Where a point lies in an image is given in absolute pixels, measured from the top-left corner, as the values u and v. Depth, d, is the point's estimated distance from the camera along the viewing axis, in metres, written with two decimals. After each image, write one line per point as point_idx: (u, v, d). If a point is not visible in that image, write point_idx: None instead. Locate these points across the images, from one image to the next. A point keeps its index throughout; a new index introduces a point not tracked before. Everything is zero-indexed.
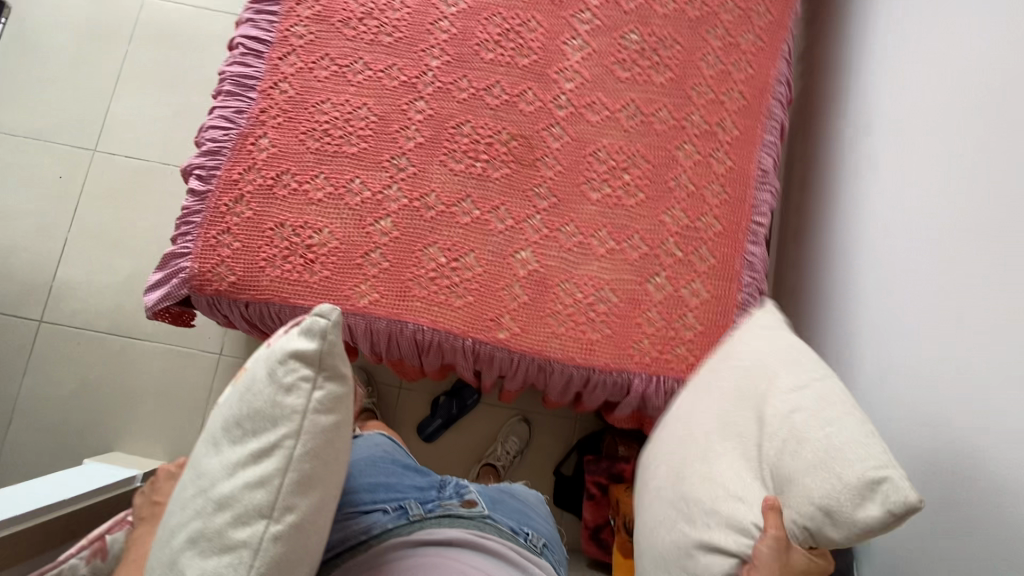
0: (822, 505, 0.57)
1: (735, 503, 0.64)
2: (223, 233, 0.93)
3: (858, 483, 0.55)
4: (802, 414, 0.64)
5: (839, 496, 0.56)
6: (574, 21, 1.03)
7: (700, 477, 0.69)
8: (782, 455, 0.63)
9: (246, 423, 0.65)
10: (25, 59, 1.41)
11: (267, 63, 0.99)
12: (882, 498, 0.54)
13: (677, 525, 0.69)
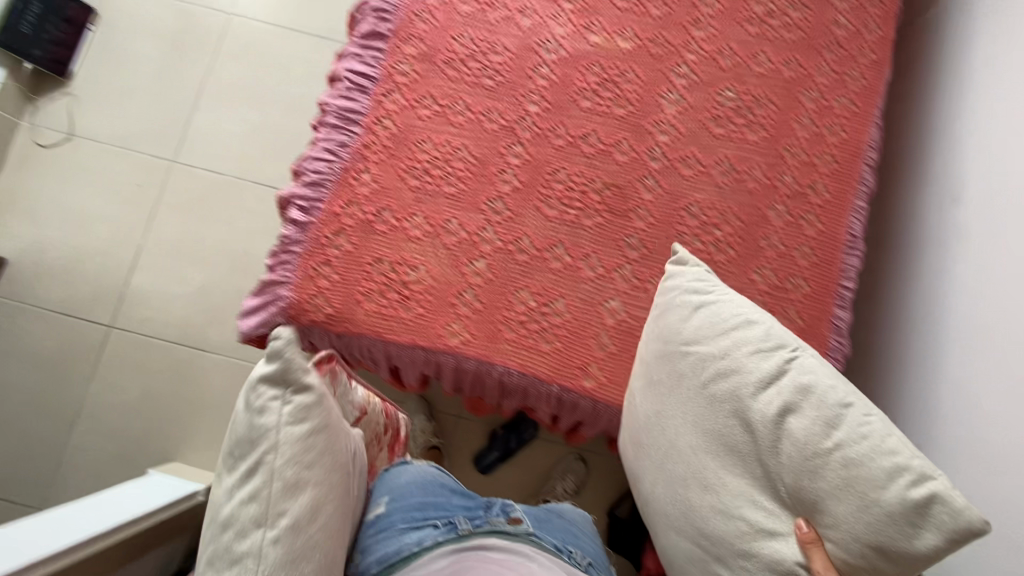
0: (871, 534, 0.67)
1: (773, 540, 0.73)
2: (322, 264, 0.94)
3: (909, 512, 0.65)
4: (803, 428, 0.71)
5: (889, 531, 0.66)
6: (671, 75, 1.05)
7: (717, 510, 0.77)
8: (803, 482, 0.71)
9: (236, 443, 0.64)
10: (110, 66, 1.44)
11: (371, 98, 1.01)
12: (939, 527, 0.64)
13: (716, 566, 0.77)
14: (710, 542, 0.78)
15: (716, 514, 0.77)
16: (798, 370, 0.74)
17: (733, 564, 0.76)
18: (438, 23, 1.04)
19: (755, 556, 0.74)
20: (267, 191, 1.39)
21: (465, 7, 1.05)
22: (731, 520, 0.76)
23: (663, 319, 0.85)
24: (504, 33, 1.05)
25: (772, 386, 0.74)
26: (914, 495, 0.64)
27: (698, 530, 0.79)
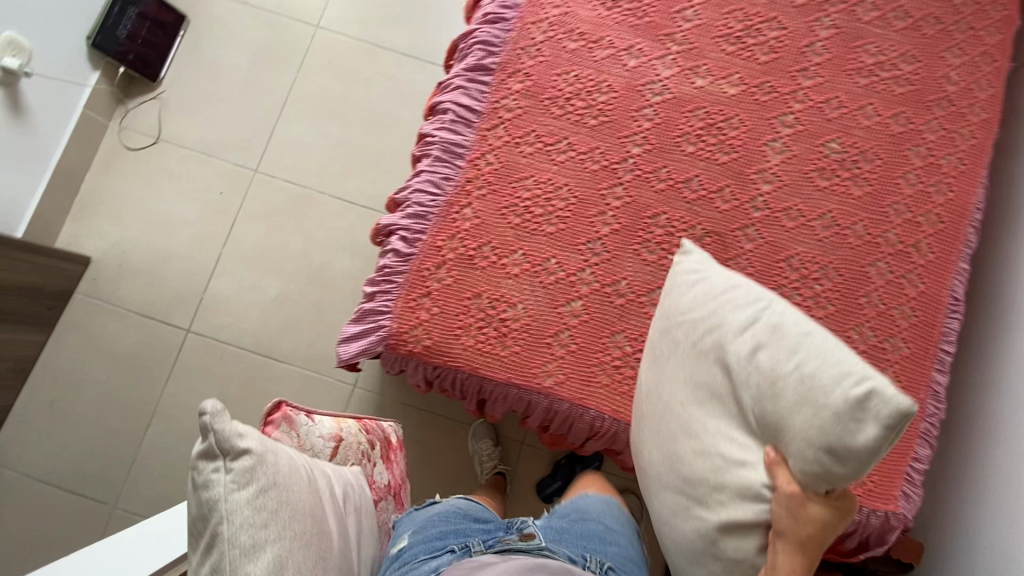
0: (822, 437, 0.69)
1: (744, 473, 0.78)
2: (423, 296, 0.95)
3: (850, 408, 0.67)
4: (767, 360, 0.76)
5: (833, 427, 0.69)
6: (776, 123, 1.04)
7: (694, 450, 0.81)
8: (764, 407, 0.76)
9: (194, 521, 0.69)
10: (197, 71, 1.45)
11: (475, 132, 1.02)
12: (874, 415, 0.66)
13: (696, 511, 0.81)
14: (690, 485, 0.81)
15: (694, 455, 0.81)
16: (770, 315, 0.79)
17: (711, 503, 0.80)
18: (544, 59, 1.04)
19: (727, 487, 0.79)
20: (345, 205, 1.41)
21: (571, 43, 1.05)
22: (709, 460, 0.80)
23: (674, 296, 0.88)
24: (610, 72, 1.04)
25: (749, 329, 0.79)
26: (849, 394, 0.68)
27: (676, 471, 0.83)
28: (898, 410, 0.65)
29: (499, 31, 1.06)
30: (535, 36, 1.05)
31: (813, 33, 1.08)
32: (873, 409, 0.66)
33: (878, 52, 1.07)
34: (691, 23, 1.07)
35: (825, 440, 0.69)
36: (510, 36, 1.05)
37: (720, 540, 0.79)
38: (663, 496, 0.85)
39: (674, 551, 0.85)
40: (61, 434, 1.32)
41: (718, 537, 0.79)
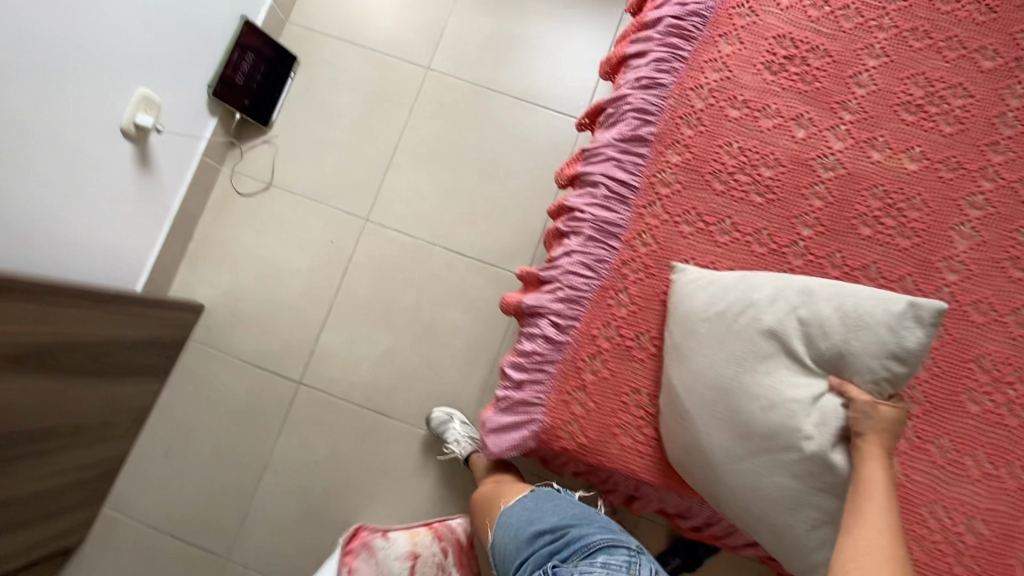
0: (887, 348, 0.73)
1: (817, 407, 0.75)
2: (577, 389, 0.89)
3: (897, 316, 0.73)
4: (810, 306, 0.77)
5: (887, 333, 0.73)
6: (963, 204, 0.94)
7: (762, 407, 0.76)
8: (821, 346, 0.76)
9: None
10: (307, 114, 1.42)
11: (629, 209, 0.95)
12: (916, 309, 0.72)
13: (785, 457, 0.75)
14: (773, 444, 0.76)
15: (765, 412, 0.76)
16: (789, 280, 0.81)
17: (800, 450, 0.74)
18: (705, 128, 0.97)
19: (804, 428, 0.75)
20: (457, 257, 1.37)
21: (734, 111, 0.97)
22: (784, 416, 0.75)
23: (687, 301, 0.85)
24: (777, 144, 0.96)
25: (775, 293, 0.80)
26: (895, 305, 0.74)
27: (748, 436, 0.77)
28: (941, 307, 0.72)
29: (654, 97, 0.99)
30: (695, 103, 0.98)
31: (1005, 100, 0.97)
32: (925, 309, 0.72)
33: None
34: (866, 89, 0.98)
35: (890, 347, 0.73)
36: (667, 104, 0.98)
37: (818, 465, 0.74)
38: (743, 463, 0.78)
39: (769, 517, 0.77)
40: (176, 483, 1.32)
41: (815, 466, 0.74)
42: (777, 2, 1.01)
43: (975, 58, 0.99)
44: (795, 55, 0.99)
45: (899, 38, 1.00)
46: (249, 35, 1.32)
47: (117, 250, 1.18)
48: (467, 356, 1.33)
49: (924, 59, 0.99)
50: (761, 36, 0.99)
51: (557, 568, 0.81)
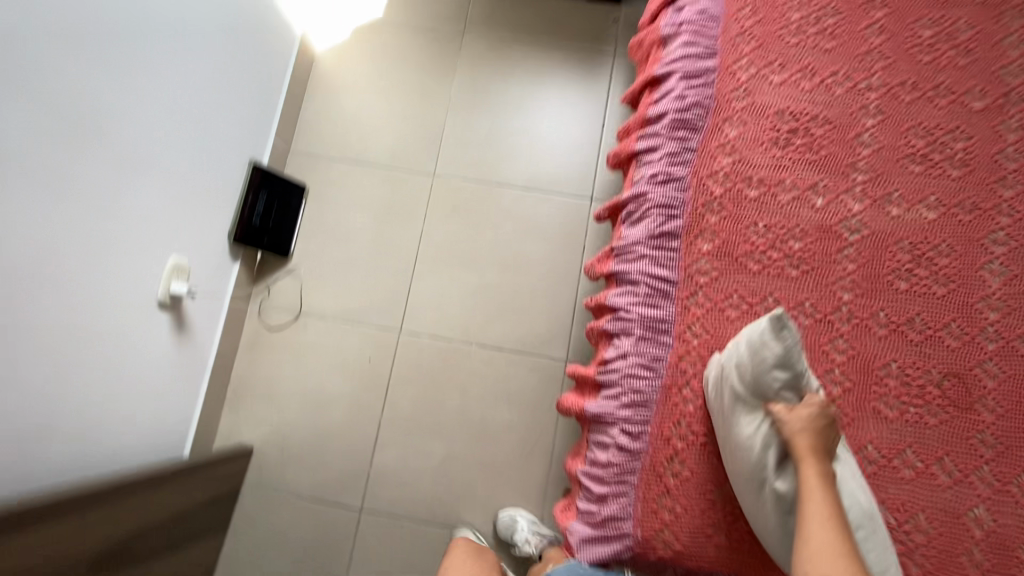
0: (779, 361, 0.81)
1: (757, 437, 0.82)
2: (662, 495, 0.90)
3: (760, 335, 0.82)
4: (726, 355, 0.87)
5: (758, 352, 0.82)
6: (987, 243, 0.98)
7: (727, 456, 0.85)
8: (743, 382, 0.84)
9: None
10: (325, 239, 1.45)
11: (673, 303, 0.98)
12: (767, 325, 0.81)
13: (757, 495, 0.81)
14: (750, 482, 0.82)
15: (731, 462, 0.85)
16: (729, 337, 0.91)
17: (766, 486, 0.80)
18: (728, 212, 1.00)
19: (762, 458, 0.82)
20: (495, 353, 1.38)
21: (752, 191, 1.01)
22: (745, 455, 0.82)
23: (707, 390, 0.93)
24: (800, 215, 1.00)
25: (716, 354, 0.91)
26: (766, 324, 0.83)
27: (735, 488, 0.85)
28: (780, 312, 0.80)
29: (673, 189, 1.03)
30: (714, 190, 1.01)
31: (1001, 136, 1.02)
32: (770, 319, 0.81)
33: None
34: (870, 147, 1.03)
35: (773, 361, 0.81)
36: (688, 195, 1.02)
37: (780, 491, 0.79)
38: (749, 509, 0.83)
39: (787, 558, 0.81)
40: None
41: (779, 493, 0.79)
42: (771, 80, 1.05)
43: (964, 101, 1.04)
44: (797, 127, 1.03)
45: (889, 95, 1.05)
46: (260, 178, 1.35)
47: (163, 417, 1.18)
48: (523, 452, 1.33)
49: (918, 109, 1.04)
50: (761, 115, 1.04)
51: None
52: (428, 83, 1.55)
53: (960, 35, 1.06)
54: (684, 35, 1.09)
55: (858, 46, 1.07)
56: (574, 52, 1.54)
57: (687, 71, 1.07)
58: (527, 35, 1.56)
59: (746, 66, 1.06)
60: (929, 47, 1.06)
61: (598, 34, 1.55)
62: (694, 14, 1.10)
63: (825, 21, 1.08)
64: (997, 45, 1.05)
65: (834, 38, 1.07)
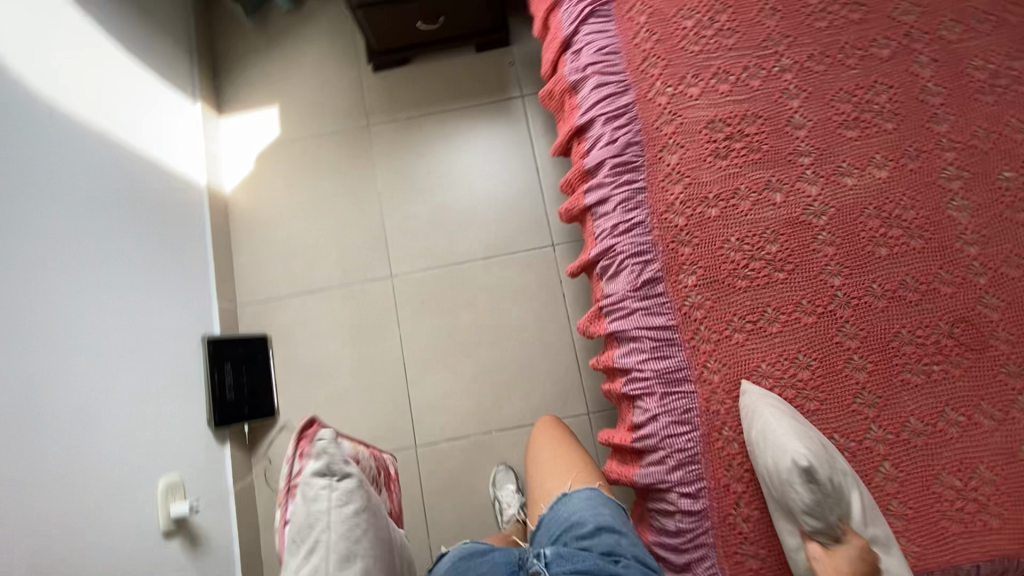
0: (812, 510, 0.77)
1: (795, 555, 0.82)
2: (742, 545, 0.87)
3: (781, 469, 0.80)
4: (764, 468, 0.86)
5: (781, 484, 0.80)
6: (944, 182, 1.00)
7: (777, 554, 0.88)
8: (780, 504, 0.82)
9: (347, 548, 0.66)
10: (307, 381, 1.39)
11: (680, 348, 0.96)
12: (787, 464, 0.79)
13: None
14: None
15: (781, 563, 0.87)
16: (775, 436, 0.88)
17: None
18: (700, 238, 0.98)
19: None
20: (516, 432, 1.33)
21: (713, 210, 1.00)
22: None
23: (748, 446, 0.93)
24: (766, 217, 0.99)
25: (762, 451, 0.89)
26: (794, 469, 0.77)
27: None
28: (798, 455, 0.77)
29: (637, 235, 1.01)
30: (678, 221, 0.99)
31: (918, 75, 1.04)
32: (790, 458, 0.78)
33: (989, 62, 1.03)
34: (806, 127, 1.03)
35: (800, 509, 0.78)
36: (653, 236, 1.00)
37: None
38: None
39: None
40: None
41: None
42: (691, 94, 1.04)
43: (873, 52, 1.05)
44: (731, 132, 1.03)
45: (804, 70, 1.05)
46: (218, 348, 1.27)
47: None
48: None
49: (835, 75, 1.05)
50: (695, 132, 1.03)
51: None
52: (351, 186, 1.49)
53: None
54: (591, 77, 1.08)
55: (758, 32, 1.07)
56: (483, 107, 1.52)
57: (607, 113, 1.05)
58: (431, 105, 1.52)
59: (663, 88, 1.05)
60: (823, 12, 1.07)
61: (499, 81, 1.52)
62: (593, 53, 1.08)
63: (720, 19, 1.08)
64: None
65: (733, 33, 1.07)
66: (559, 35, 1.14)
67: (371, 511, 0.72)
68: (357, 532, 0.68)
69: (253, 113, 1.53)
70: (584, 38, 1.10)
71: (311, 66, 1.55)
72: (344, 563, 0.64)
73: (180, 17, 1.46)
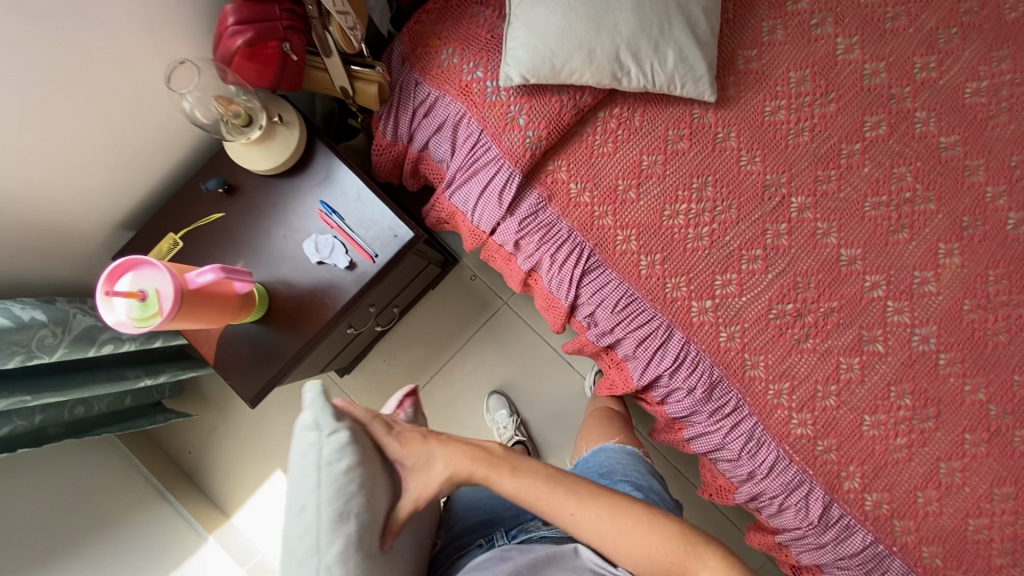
0: (689, 94, 0.86)
1: (647, 62, 0.82)
2: None
3: (683, 72, 0.84)
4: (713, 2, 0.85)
5: (684, 89, 0.85)
6: (1014, 233, 0.91)
7: (646, 9, 0.81)
8: (681, 26, 0.83)
9: (341, 505, 0.49)
10: None
11: (892, 556, 0.89)
12: (694, 87, 0.85)
13: (574, 24, 0.80)
14: (594, 23, 0.80)
15: (644, 11, 0.81)
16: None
17: (623, 15, 0.81)
18: (838, 438, 0.90)
19: (629, 56, 0.82)
20: None
21: (832, 399, 0.90)
22: (628, 32, 0.81)
23: None
24: (884, 378, 0.89)
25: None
26: (701, 74, 0.85)
27: None
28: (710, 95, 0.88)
29: (781, 472, 0.90)
30: (808, 434, 0.89)
31: (925, 135, 0.93)
32: (702, 83, 0.86)
33: (980, 81, 0.94)
34: (858, 256, 0.92)
35: (682, 88, 0.85)
36: (798, 465, 0.90)
37: (612, 49, 0.81)
38: (571, 35, 0.80)
39: (566, 22, 0.80)
40: None
41: (611, 49, 0.81)
42: (736, 291, 0.92)
43: (871, 137, 0.93)
44: (800, 307, 0.91)
45: (818, 196, 0.93)
46: None
47: None
48: None
49: (851, 184, 0.93)
50: (761, 331, 0.91)
51: None
52: None
53: (806, 88, 0.94)
54: (625, 337, 0.94)
55: (751, 185, 0.93)
56: (474, 337, 1.34)
57: (667, 368, 0.92)
58: (425, 368, 1.34)
59: (703, 306, 0.92)
60: (797, 123, 0.93)
61: (473, 303, 1.35)
62: (609, 312, 0.94)
63: (706, 194, 0.93)
64: (841, 65, 0.94)
65: (729, 203, 0.93)
66: (557, 303, 0.97)
67: (371, 469, 0.54)
68: (351, 491, 0.50)
69: (257, 494, 1.33)
70: (590, 299, 0.94)
71: (282, 408, 1.34)
72: (333, 526, 0.48)
73: (117, 466, 1.19)
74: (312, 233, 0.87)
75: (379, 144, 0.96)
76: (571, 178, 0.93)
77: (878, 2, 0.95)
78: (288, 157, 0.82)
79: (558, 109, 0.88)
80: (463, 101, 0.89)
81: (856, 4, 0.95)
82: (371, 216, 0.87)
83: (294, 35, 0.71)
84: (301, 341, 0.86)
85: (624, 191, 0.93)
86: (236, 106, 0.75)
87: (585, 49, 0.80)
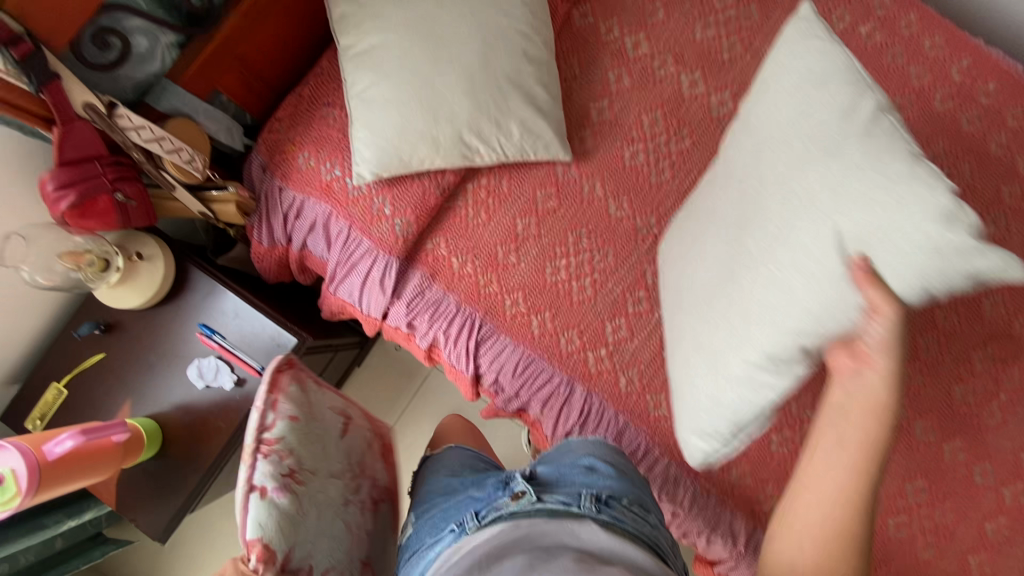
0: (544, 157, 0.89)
1: (494, 140, 0.85)
2: None
3: (531, 142, 0.87)
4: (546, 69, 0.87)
5: (538, 154, 0.88)
6: None
7: (481, 90, 0.83)
8: (518, 100, 0.85)
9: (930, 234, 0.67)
10: None
11: None
12: (548, 150, 0.88)
13: (412, 119, 0.82)
14: (432, 113, 0.82)
15: (479, 92, 0.83)
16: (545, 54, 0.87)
17: (459, 100, 0.82)
18: (750, 463, 0.91)
19: (475, 136, 0.84)
20: None
21: None
22: (467, 115, 0.83)
23: None
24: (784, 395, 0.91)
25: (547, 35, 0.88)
26: (549, 138, 0.87)
27: (439, 64, 0.82)
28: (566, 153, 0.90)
29: (703, 506, 0.91)
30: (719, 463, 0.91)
31: None
32: (555, 146, 0.89)
33: None
34: None
35: (536, 153, 0.88)
36: (715, 495, 0.91)
37: (454, 133, 0.83)
38: (412, 129, 0.82)
39: (405, 117, 0.82)
40: None
41: (453, 134, 0.83)
42: (628, 337, 0.93)
43: None
44: None
45: None
46: None
47: None
48: None
49: None
50: (658, 370, 0.92)
51: (607, 500, 0.68)
52: None
53: (660, 128, 0.97)
54: (531, 399, 0.95)
55: (624, 231, 0.95)
56: (409, 405, 1.34)
57: (575, 423, 0.93)
58: None
59: (598, 355, 0.93)
60: (657, 163, 0.96)
61: (403, 372, 1.35)
62: (511, 377, 0.95)
63: (582, 246, 0.95)
64: (688, 100, 0.97)
65: (605, 252, 0.95)
66: (462, 375, 0.98)
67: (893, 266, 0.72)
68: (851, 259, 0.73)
69: None
70: (491, 366, 0.95)
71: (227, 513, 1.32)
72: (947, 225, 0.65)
73: None
74: (195, 358, 0.87)
75: (258, 252, 0.96)
76: (451, 253, 0.95)
77: (712, 35, 0.99)
78: (157, 292, 0.84)
79: (422, 194, 0.90)
80: (328, 200, 0.90)
81: (692, 41, 0.99)
82: (255, 331, 0.88)
83: (125, 183, 0.72)
84: (200, 469, 0.85)
85: (504, 256, 0.95)
86: (87, 256, 0.76)
87: (427, 139, 0.83)
